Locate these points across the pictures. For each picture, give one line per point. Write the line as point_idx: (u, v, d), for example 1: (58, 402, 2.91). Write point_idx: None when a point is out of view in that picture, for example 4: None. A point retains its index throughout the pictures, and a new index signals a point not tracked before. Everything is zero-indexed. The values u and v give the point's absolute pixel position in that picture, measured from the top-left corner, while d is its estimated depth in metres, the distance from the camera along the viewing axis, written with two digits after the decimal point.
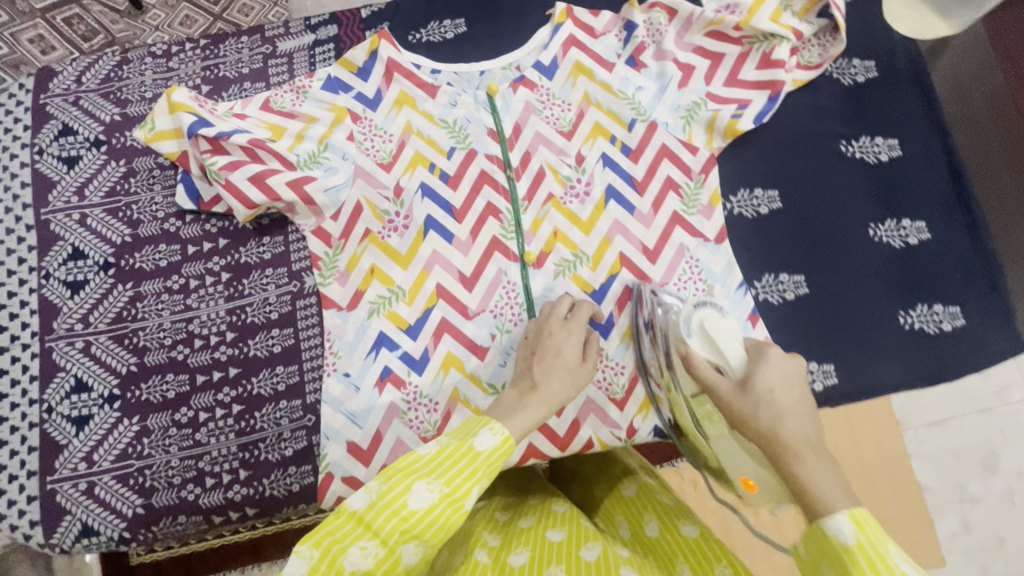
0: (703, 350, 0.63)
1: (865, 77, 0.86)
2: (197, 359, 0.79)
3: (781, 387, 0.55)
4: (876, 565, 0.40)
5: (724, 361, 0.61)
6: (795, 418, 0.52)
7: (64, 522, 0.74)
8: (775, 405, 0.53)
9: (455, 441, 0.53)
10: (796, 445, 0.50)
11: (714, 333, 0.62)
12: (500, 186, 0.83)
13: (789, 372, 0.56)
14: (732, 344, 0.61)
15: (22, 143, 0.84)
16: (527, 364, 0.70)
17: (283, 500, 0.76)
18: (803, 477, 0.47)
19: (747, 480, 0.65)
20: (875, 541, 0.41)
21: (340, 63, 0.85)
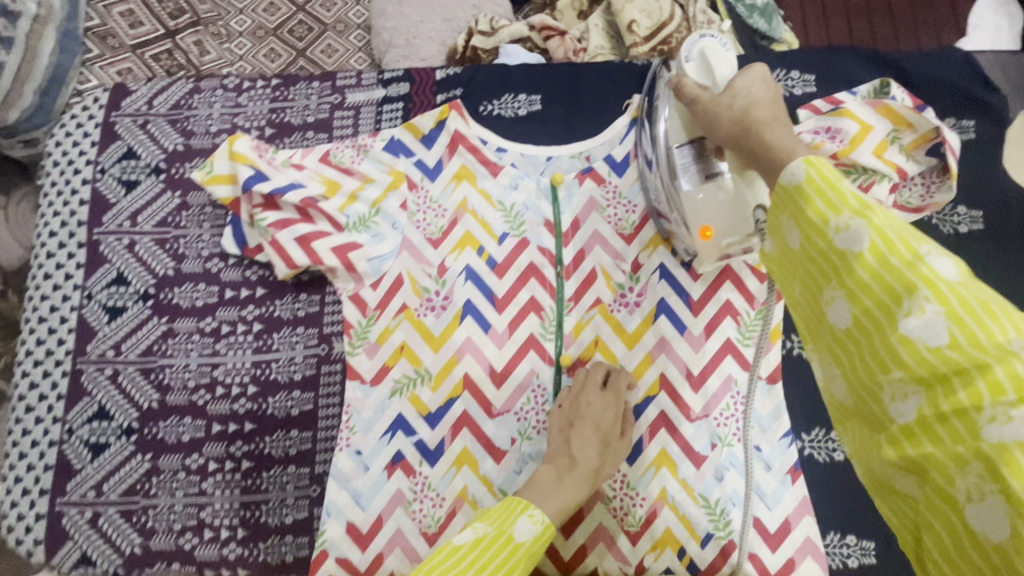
0: (698, 76, 0.63)
1: (969, 228, 0.78)
2: (216, 406, 0.78)
3: (758, 85, 0.56)
4: (825, 193, 0.41)
5: (713, 84, 0.62)
6: (765, 106, 0.54)
7: (65, 547, 0.75)
8: (750, 96, 0.55)
9: (493, 530, 0.54)
10: (764, 115, 0.52)
11: (711, 58, 0.63)
12: (547, 281, 0.80)
13: (764, 79, 0.57)
14: (724, 68, 0.62)
15: (86, 159, 0.85)
16: (563, 436, 0.68)
17: (275, 568, 0.74)
18: (764, 140, 0.50)
19: (706, 229, 0.68)
20: (829, 175, 0.41)
21: (405, 126, 0.83)
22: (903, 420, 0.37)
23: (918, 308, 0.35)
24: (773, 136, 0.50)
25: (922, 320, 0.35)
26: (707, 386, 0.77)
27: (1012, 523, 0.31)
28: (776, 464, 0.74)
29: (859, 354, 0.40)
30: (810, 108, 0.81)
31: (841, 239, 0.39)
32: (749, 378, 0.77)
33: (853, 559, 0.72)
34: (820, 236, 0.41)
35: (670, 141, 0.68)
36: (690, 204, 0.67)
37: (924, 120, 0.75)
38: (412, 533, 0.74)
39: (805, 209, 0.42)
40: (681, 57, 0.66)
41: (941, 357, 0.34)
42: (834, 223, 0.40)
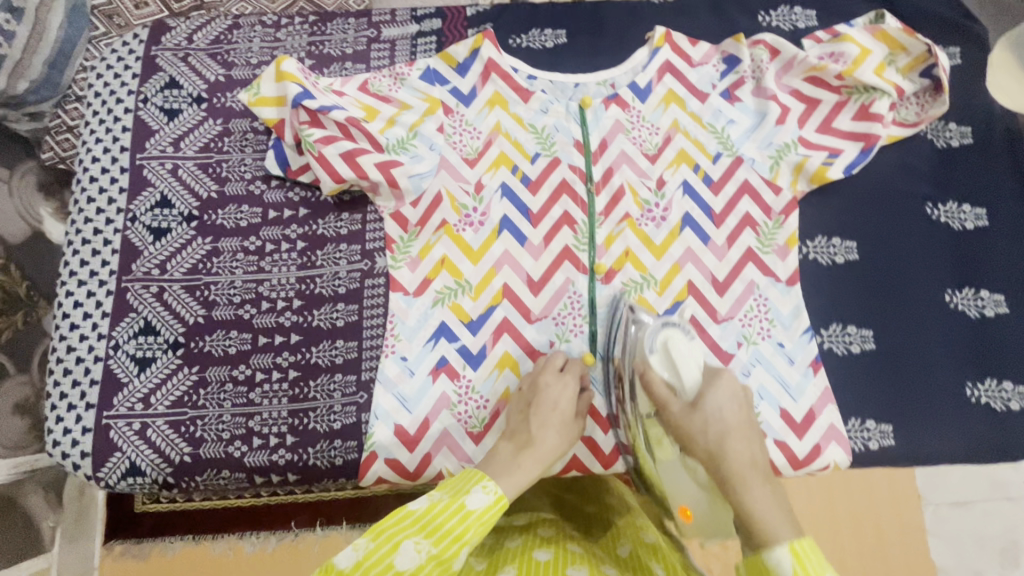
0: (666, 370, 0.70)
1: (960, 142, 0.85)
2: (262, 320, 0.81)
3: (728, 407, 0.67)
4: None
5: (683, 385, 0.70)
6: (736, 441, 0.65)
7: (113, 458, 0.76)
8: (723, 426, 0.66)
9: (447, 496, 0.57)
10: (736, 471, 0.62)
11: (676, 355, 0.70)
12: (579, 197, 0.84)
13: (734, 393, 0.69)
14: (690, 369, 0.70)
15: (129, 89, 0.87)
16: (523, 416, 0.72)
17: (325, 472, 0.77)
18: (747, 504, 0.59)
19: (685, 509, 0.70)
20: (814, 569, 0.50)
21: (441, 56, 0.87)
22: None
23: None
24: (752, 500, 0.59)
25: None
26: (732, 291, 0.81)
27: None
28: (800, 357, 0.79)
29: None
30: (813, 38, 0.87)
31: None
32: (771, 281, 0.81)
33: (873, 441, 0.77)
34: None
35: (641, 408, 0.72)
36: (671, 482, 0.71)
37: (916, 43, 0.83)
38: (459, 434, 0.77)
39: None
40: (646, 345, 0.73)
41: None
42: None
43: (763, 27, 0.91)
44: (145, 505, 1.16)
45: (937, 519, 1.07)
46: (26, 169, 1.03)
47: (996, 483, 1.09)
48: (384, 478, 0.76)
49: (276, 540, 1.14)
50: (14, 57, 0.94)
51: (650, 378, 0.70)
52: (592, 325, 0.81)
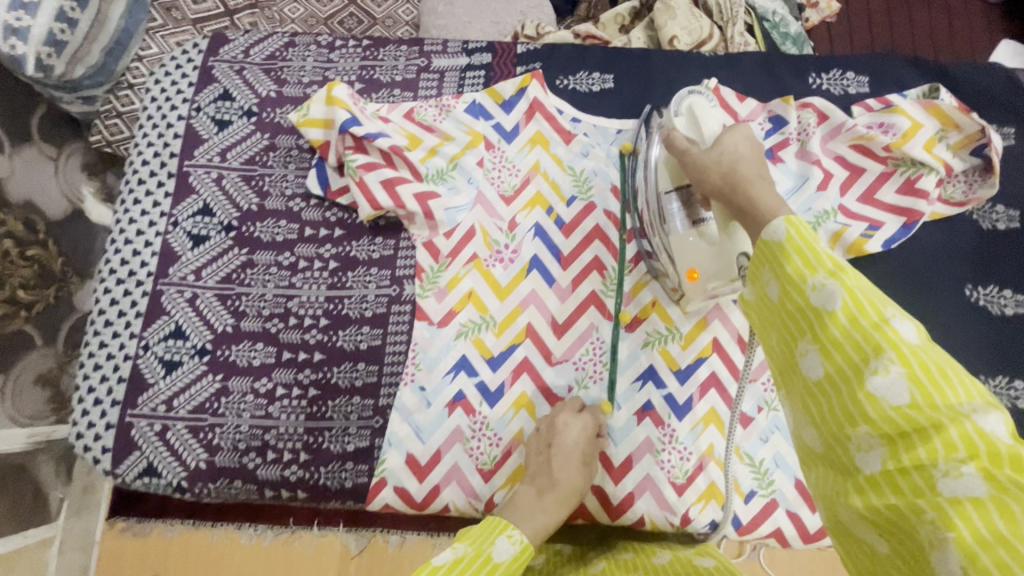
0: (686, 130, 0.67)
1: (1006, 225, 0.83)
2: (288, 335, 0.82)
3: (744, 144, 0.60)
4: (801, 250, 0.42)
5: (700, 137, 0.65)
6: (751, 164, 0.58)
7: (132, 456, 0.78)
8: (736, 154, 0.59)
9: (472, 550, 0.56)
10: (748, 179, 0.56)
11: (699, 114, 0.67)
12: (610, 243, 0.84)
13: (752, 139, 0.62)
14: (711, 125, 0.65)
15: (183, 97, 0.90)
16: (542, 457, 0.73)
17: (334, 493, 0.77)
18: (753, 201, 0.54)
19: (692, 271, 0.72)
20: (806, 235, 0.43)
21: (487, 91, 0.88)
22: (814, 377, 0.41)
23: (883, 369, 0.37)
24: (758, 194, 0.54)
25: (886, 379, 0.37)
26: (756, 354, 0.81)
27: (911, 391, 0.36)
28: None
29: (794, 326, 0.43)
30: (863, 106, 0.86)
31: (817, 297, 0.41)
32: None
33: None
34: (806, 248, 0.42)
35: (661, 186, 0.72)
36: (680, 245, 0.72)
37: (971, 122, 0.81)
38: (469, 469, 0.78)
39: (784, 263, 0.43)
40: (672, 114, 0.71)
41: (844, 319, 0.39)
42: (811, 281, 0.41)
43: (813, 89, 0.90)
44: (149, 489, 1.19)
45: None
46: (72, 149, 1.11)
47: None
48: (391, 505, 0.77)
49: (274, 535, 1.16)
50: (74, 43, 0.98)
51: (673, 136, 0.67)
52: (612, 374, 0.80)
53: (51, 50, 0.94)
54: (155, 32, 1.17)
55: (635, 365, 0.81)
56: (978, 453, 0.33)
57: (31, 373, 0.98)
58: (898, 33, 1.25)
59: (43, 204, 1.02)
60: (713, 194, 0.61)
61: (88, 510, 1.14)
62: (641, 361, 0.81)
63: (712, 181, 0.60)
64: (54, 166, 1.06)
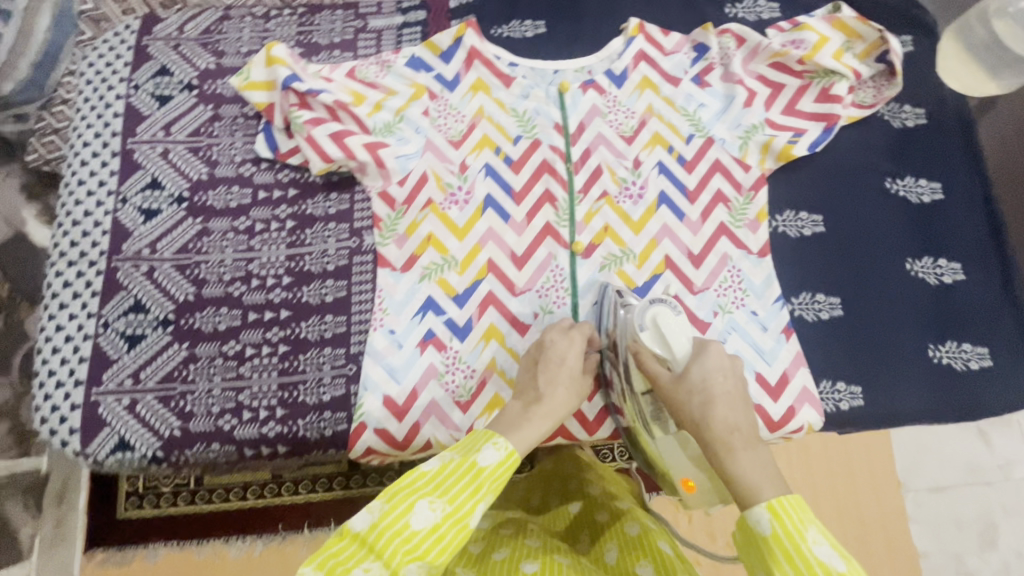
0: (656, 346, 0.66)
1: (915, 123, 0.91)
2: (252, 297, 0.82)
3: (715, 377, 0.62)
4: (791, 554, 0.48)
5: (674, 359, 0.65)
6: (725, 407, 0.59)
7: (102, 433, 0.76)
8: (708, 387, 0.61)
9: (458, 456, 0.57)
10: (723, 438, 0.57)
11: (666, 331, 0.66)
12: (559, 176, 0.88)
13: (722, 364, 0.63)
14: (681, 342, 0.65)
15: (120, 77, 0.90)
16: (532, 373, 0.71)
17: (314, 443, 0.78)
18: (736, 469, 0.55)
19: (688, 481, 0.71)
20: (794, 527, 0.50)
21: (425, 45, 0.91)
22: None
23: None
24: (739, 466, 0.55)
25: (823, 547, 0.48)
26: (707, 263, 0.85)
27: None
28: (772, 325, 0.83)
29: (765, 561, 0.50)
30: (777, 27, 0.93)
31: None
32: (743, 253, 0.85)
33: (844, 402, 0.81)
34: (796, 541, 0.49)
35: (634, 386, 0.70)
36: (671, 453, 0.71)
37: (870, 31, 0.89)
38: (446, 403, 0.79)
39: (773, 567, 0.49)
40: (635, 323, 0.69)
41: (819, 570, 0.47)
42: None
43: (730, 18, 0.96)
44: (127, 512, 1.13)
45: (916, 504, 1.15)
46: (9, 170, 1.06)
47: (972, 468, 1.16)
48: (373, 448, 0.78)
49: (264, 544, 1.14)
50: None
51: (642, 361, 0.67)
52: (574, 298, 0.83)
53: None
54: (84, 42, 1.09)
55: (595, 287, 0.84)
56: None
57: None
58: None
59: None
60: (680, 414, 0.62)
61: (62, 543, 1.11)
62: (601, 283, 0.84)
63: (685, 416, 0.61)
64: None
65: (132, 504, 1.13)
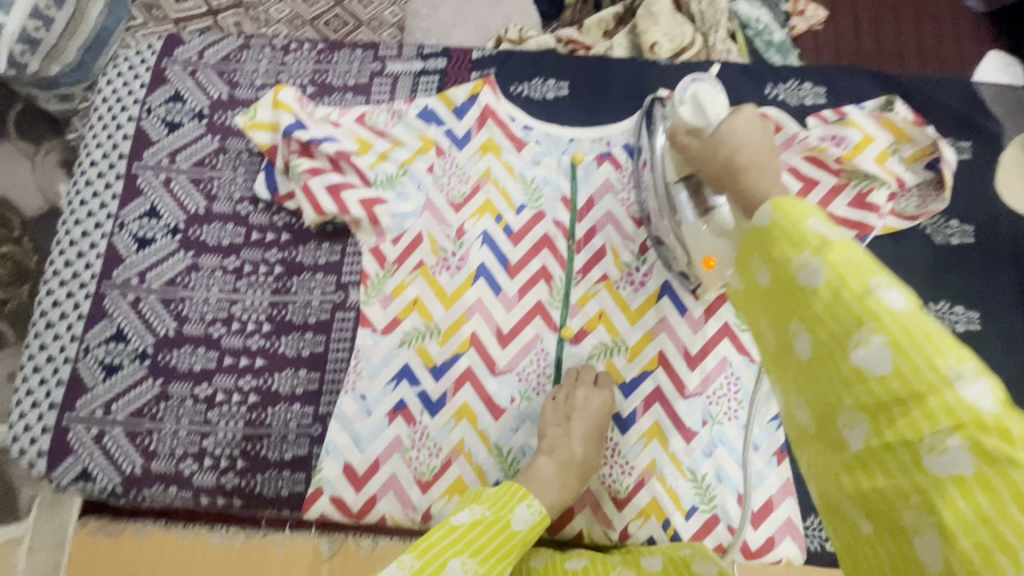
0: (691, 118, 0.62)
1: (960, 241, 0.83)
2: (230, 340, 0.81)
3: (746, 129, 0.54)
4: (789, 237, 0.37)
5: (706, 124, 0.60)
6: (754, 151, 0.52)
7: (67, 461, 0.77)
8: (743, 141, 0.54)
9: (491, 514, 0.58)
10: (744, 161, 0.52)
11: (704, 99, 0.61)
12: (559, 252, 0.83)
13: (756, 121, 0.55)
14: (717, 108, 0.60)
15: (134, 98, 0.89)
16: (561, 426, 0.73)
17: (270, 501, 0.77)
18: (749, 187, 0.49)
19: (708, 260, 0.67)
20: (797, 214, 0.38)
21: (439, 97, 0.88)
22: (802, 355, 0.36)
23: (864, 340, 0.32)
24: (753, 181, 0.49)
25: (944, 453, 0.29)
26: (703, 366, 0.79)
27: (894, 361, 0.31)
28: (764, 445, 0.77)
29: (821, 397, 0.35)
30: (819, 117, 0.85)
31: (802, 278, 0.36)
32: (744, 360, 0.80)
33: (829, 541, 0.75)
34: (792, 231, 0.37)
35: (669, 176, 0.70)
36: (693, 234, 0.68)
37: (924, 134, 0.79)
38: (407, 480, 0.77)
39: (771, 250, 0.38)
40: (675, 103, 0.66)
41: (888, 384, 0.31)
42: (796, 262, 0.36)
43: (769, 99, 0.89)
44: None
45: None
46: None
47: None
48: (326, 515, 0.76)
49: None
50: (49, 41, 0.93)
51: (682, 134, 0.63)
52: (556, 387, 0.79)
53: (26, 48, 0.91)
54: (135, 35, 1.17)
55: None
56: (965, 423, 0.29)
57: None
58: (885, 41, 1.21)
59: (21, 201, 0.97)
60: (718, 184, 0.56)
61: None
62: None
63: (713, 169, 0.56)
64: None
65: None
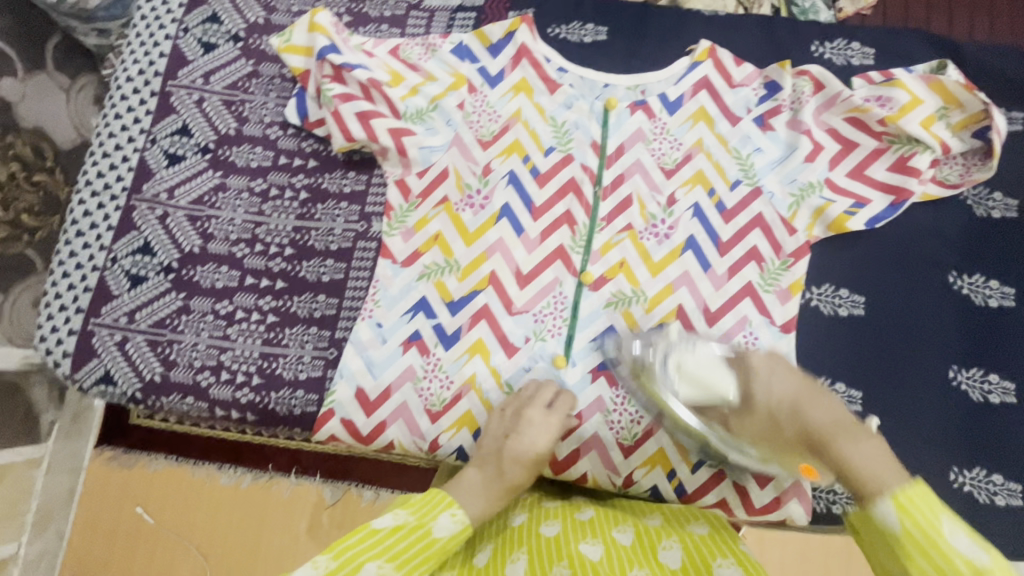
0: (699, 394, 0.68)
1: (1001, 214, 0.80)
2: (253, 261, 0.82)
3: (777, 381, 0.65)
4: (929, 550, 0.46)
5: (721, 399, 0.67)
6: (817, 409, 0.61)
7: (91, 363, 0.79)
8: (791, 396, 0.63)
9: (413, 519, 0.56)
10: (819, 430, 0.59)
11: (697, 372, 0.68)
12: (585, 198, 0.82)
13: (778, 370, 0.66)
14: (721, 376, 0.68)
15: (172, 17, 0.90)
16: (497, 442, 0.69)
17: (282, 418, 0.78)
18: (843, 458, 0.56)
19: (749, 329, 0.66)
20: (924, 521, 0.47)
21: (475, 34, 0.86)
22: (974, 560, 0.44)
23: (949, 550, 0.45)
24: (848, 453, 0.56)
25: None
26: (722, 323, 0.78)
27: (984, 556, 0.44)
28: None
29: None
30: (865, 78, 0.82)
31: (956, 543, 0.45)
32: (765, 321, 0.78)
33: (836, 504, 0.75)
34: (934, 539, 0.46)
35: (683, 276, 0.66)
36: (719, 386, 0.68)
37: (974, 100, 0.77)
38: (417, 408, 0.78)
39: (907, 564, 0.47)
40: (664, 381, 0.70)
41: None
42: (945, 542, 0.46)
43: (814, 57, 0.86)
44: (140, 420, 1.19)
45: None
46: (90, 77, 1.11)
47: None
48: (336, 436, 0.77)
49: (252, 479, 1.17)
50: None
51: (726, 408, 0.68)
52: (571, 330, 0.79)
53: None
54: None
55: (596, 324, 0.79)
56: None
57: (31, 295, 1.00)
58: None
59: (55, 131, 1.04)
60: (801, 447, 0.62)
61: (78, 437, 1.15)
62: (602, 320, 0.79)
63: (777, 436, 0.64)
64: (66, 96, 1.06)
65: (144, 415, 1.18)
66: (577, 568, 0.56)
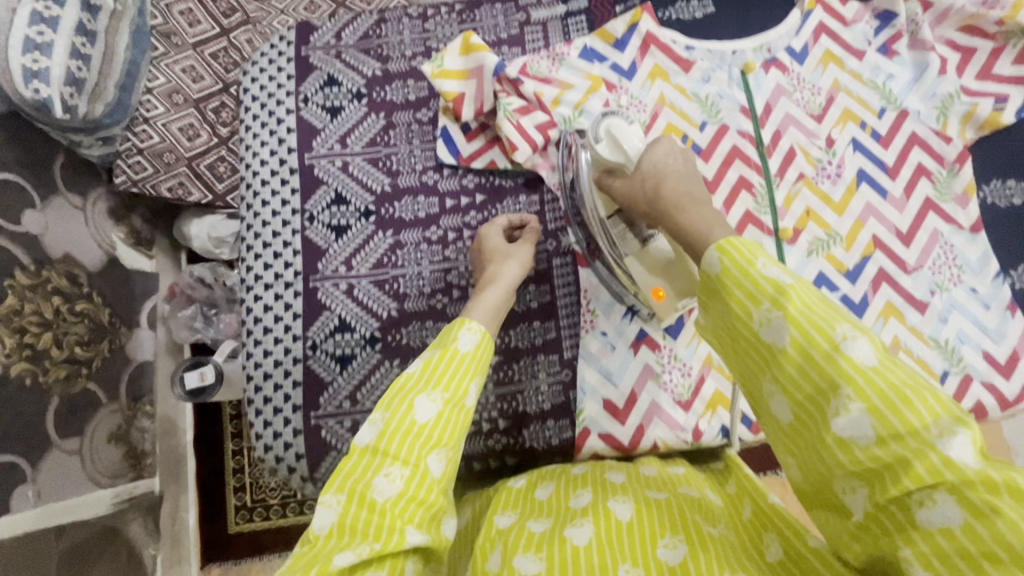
0: (613, 146, 0.71)
1: None
2: (456, 308, 0.80)
3: (665, 159, 0.68)
4: (738, 278, 0.49)
5: (628, 159, 0.70)
6: (675, 181, 0.65)
7: (329, 457, 0.76)
8: (666, 169, 0.67)
9: (437, 349, 0.60)
10: (674, 202, 0.63)
11: (620, 136, 0.71)
12: (751, 161, 0.84)
13: (672, 151, 0.69)
14: (634, 145, 0.70)
15: (287, 91, 0.87)
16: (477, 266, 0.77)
17: (542, 453, 0.77)
18: (686, 218, 0.60)
19: (658, 291, 0.74)
20: (742, 257, 0.49)
21: (597, 34, 0.88)
22: (781, 344, 0.46)
23: (768, 263, 0.48)
24: (690, 218, 0.60)
25: (849, 418, 0.42)
26: (918, 242, 0.82)
27: (790, 275, 0.47)
28: (995, 303, 0.80)
29: (810, 443, 0.46)
30: None
31: (770, 270, 0.48)
32: (954, 229, 0.82)
33: None
34: (746, 268, 0.49)
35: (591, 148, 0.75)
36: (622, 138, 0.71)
37: None
38: (668, 404, 0.77)
39: (729, 298, 0.49)
40: (590, 139, 0.73)
41: (873, 452, 0.42)
42: (761, 262, 0.48)
43: None
44: (237, 526, 1.25)
45: None
46: (97, 195, 1.08)
47: None
48: (599, 453, 0.77)
49: None
50: (92, 80, 0.91)
51: (603, 171, 0.72)
52: None
53: (73, 90, 0.87)
54: (159, 61, 1.05)
55: (805, 275, 0.81)
56: (867, 385, 0.42)
57: (104, 430, 1.02)
58: None
59: (81, 256, 1.02)
60: (651, 217, 0.66)
61: (180, 561, 1.19)
62: (811, 269, 0.81)
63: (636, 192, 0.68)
64: (84, 215, 1.04)
65: (241, 519, 1.25)
66: (643, 506, 0.59)
